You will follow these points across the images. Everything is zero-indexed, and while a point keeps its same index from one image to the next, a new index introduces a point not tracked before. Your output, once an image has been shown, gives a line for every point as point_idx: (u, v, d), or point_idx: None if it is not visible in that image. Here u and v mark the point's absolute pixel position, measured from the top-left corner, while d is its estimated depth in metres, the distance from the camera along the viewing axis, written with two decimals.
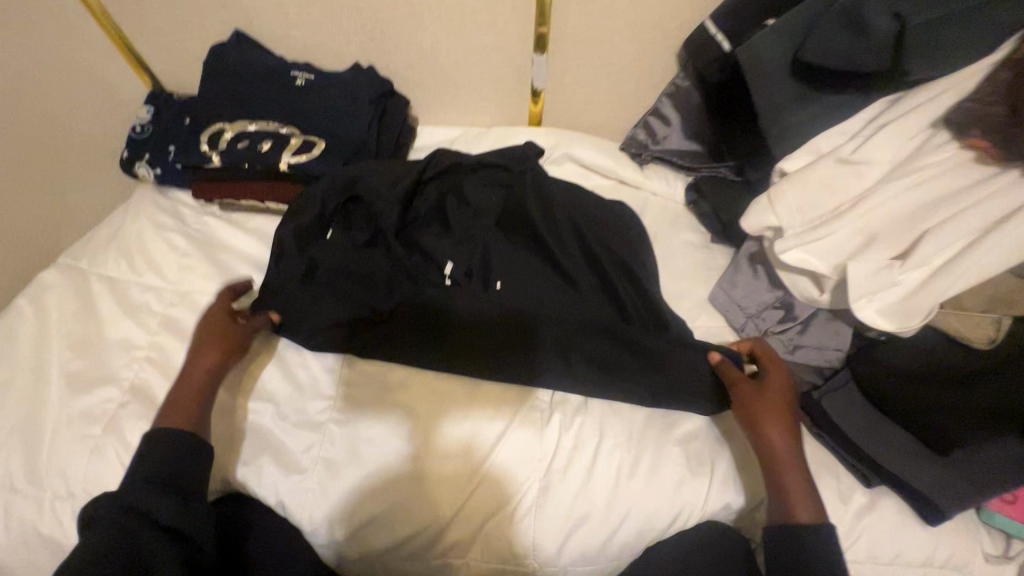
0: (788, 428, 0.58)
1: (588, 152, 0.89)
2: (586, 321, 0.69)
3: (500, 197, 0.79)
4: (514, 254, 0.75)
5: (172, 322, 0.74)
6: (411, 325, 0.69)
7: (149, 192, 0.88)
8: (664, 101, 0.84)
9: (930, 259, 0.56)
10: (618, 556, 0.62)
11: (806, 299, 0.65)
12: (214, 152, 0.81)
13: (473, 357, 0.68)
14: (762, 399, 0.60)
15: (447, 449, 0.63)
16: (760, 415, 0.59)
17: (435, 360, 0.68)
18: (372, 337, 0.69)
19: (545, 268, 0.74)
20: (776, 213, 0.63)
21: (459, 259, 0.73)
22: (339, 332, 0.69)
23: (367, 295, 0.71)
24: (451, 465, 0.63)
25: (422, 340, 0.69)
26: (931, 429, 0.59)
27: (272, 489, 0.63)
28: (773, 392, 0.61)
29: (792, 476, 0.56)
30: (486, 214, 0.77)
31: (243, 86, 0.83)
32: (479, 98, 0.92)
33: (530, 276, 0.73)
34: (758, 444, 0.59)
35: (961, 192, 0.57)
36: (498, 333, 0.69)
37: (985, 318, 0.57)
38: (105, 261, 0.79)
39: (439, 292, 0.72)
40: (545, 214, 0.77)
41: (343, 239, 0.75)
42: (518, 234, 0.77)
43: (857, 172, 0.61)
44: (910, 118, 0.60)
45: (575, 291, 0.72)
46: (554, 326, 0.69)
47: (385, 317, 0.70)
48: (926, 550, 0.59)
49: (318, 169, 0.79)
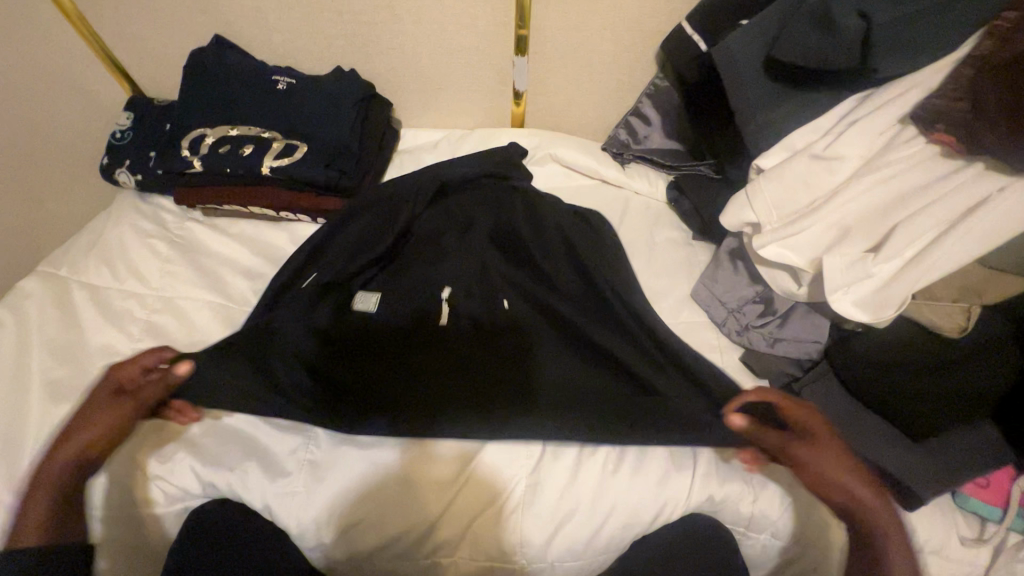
0: (855, 470, 0.54)
1: (571, 152, 0.90)
2: (569, 330, 0.72)
3: (487, 213, 0.80)
4: (504, 266, 0.77)
5: (155, 328, 0.74)
6: (385, 342, 0.71)
7: (130, 198, 0.88)
8: (645, 102, 0.87)
9: (903, 251, 0.57)
10: (605, 551, 0.62)
11: (785, 293, 0.67)
12: (195, 157, 0.81)
13: (446, 364, 0.69)
14: (807, 453, 0.56)
15: (437, 449, 0.64)
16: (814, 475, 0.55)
17: (429, 371, 0.68)
18: (360, 358, 0.70)
19: (515, 280, 0.76)
20: (755, 210, 0.64)
21: (448, 271, 0.75)
22: (309, 350, 0.70)
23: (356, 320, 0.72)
24: (443, 465, 0.64)
25: (408, 360, 0.69)
26: (913, 416, 0.60)
27: (259, 494, 0.63)
28: (824, 436, 0.56)
29: (886, 527, 0.52)
30: (478, 232, 0.78)
31: (224, 90, 0.83)
32: (463, 100, 0.92)
33: (499, 289, 0.75)
34: (836, 498, 0.54)
35: (928, 186, 0.59)
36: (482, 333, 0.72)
37: (959, 309, 0.59)
38: (86, 269, 0.79)
39: (420, 301, 0.73)
40: (530, 223, 0.80)
41: (337, 258, 0.76)
42: (510, 248, 0.79)
43: (829, 168, 0.62)
44: (879, 115, 0.61)
45: (544, 306, 0.73)
46: (544, 332, 0.72)
47: (365, 334, 0.72)
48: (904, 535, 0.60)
49: (302, 172, 0.79)
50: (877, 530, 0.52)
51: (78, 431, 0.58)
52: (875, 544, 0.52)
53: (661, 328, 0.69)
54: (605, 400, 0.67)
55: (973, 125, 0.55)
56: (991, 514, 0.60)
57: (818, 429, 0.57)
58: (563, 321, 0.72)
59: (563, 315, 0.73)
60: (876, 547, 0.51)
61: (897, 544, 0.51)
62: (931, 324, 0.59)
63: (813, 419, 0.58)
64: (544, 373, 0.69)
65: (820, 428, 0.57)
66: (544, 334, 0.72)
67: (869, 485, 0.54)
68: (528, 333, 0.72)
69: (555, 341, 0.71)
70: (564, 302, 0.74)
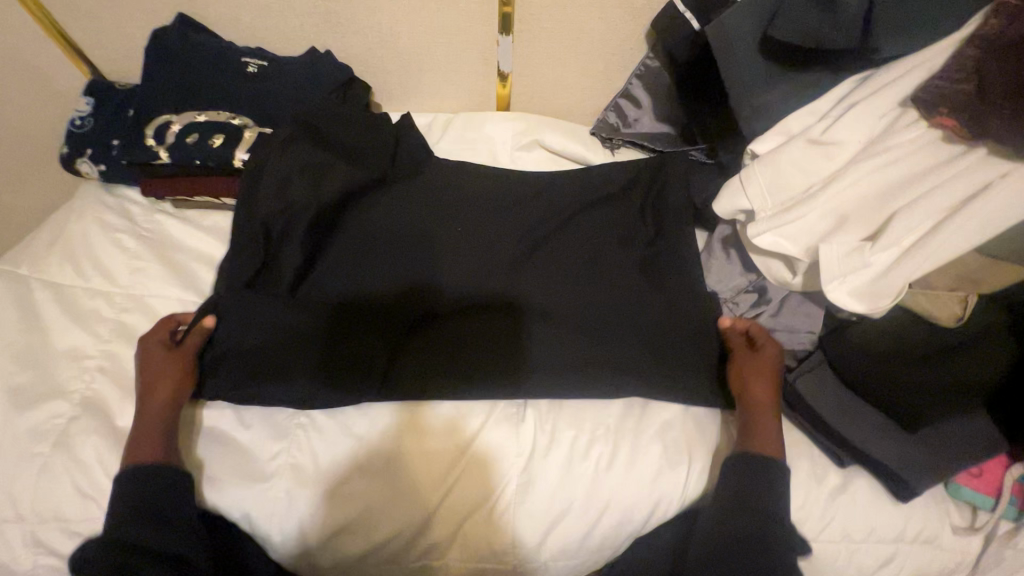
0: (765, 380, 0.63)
1: (556, 137, 0.86)
2: (637, 213, 0.76)
3: (619, 168, 0.79)
4: (605, 180, 0.79)
5: (125, 329, 0.71)
6: (351, 366, 0.64)
7: (93, 189, 0.83)
8: (635, 83, 0.84)
9: (900, 240, 0.56)
10: (599, 548, 0.62)
11: (780, 282, 0.65)
12: (161, 147, 0.76)
13: (435, 190, 0.78)
14: (756, 372, 0.64)
15: (436, 439, 0.63)
16: (752, 376, 0.63)
17: (455, 201, 0.78)
18: (376, 191, 0.77)
19: (441, 206, 0.77)
20: (748, 196, 0.63)
21: (534, 207, 0.77)
22: (364, 182, 0.76)
23: (415, 209, 0.77)
24: (425, 471, 0.62)
25: (560, 193, 0.78)
26: (907, 408, 0.59)
27: (219, 432, 0.64)
28: (767, 362, 0.64)
29: (762, 421, 0.61)
30: (610, 181, 0.78)
31: (193, 76, 0.79)
32: (446, 82, 0.89)
33: (507, 206, 0.77)
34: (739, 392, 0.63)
35: (932, 170, 0.57)
36: (389, 330, 0.67)
37: (954, 298, 0.58)
38: (48, 266, 0.75)
39: (386, 213, 0.76)
40: (675, 211, 0.75)
41: (403, 165, 0.79)
42: (632, 207, 0.77)
43: (825, 154, 0.61)
44: (878, 98, 0.59)
45: (527, 196, 0.78)
46: (621, 239, 0.75)
47: (392, 326, 0.67)
48: (813, 536, 0.60)
49: (267, 159, 0.75)
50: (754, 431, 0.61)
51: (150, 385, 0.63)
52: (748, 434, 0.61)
53: (780, 194, 0.62)
54: (642, 277, 0.72)
55: (976, 108, 0.53)
56: (985, 503, 0.59)
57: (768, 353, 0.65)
58: (654, 257, 0.73)
59: (564, 234, 0.75)
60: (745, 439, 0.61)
61: (768, 434, 0.60)
62: (928, 313, 0.59)
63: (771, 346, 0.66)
64: (564, 215, 0.76)
65: (767, 350, 0.65)
66: (603, 218, 0.76)
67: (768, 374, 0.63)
68: (621, 351, 0.66)
69: (515, 214, 0.77)
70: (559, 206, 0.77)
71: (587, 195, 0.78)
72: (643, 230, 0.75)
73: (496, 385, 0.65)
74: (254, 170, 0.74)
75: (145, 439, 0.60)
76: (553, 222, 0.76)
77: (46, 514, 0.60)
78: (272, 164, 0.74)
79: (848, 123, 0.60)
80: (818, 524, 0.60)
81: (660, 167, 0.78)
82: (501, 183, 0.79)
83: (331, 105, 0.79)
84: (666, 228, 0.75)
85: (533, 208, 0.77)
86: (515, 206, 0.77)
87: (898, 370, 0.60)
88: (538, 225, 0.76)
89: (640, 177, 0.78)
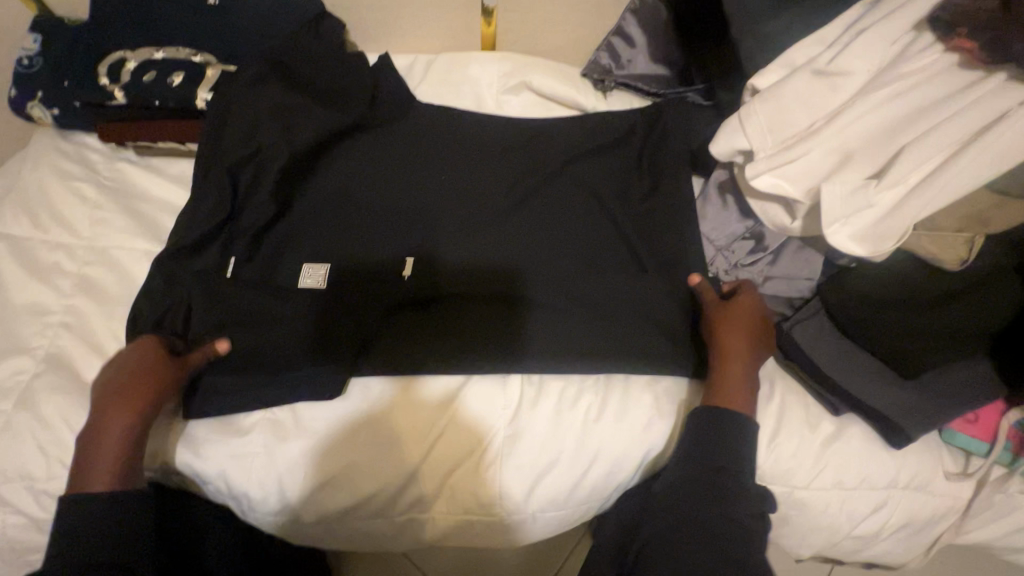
0: (750, 337, 0.59)
1: (546, 78, 0.80)
2: (629, 157, 0.72)
3: (613, 114, 0.75)
4: (593, 125, 0.75)
5: (88, 283, 0.67)
6: (326, 327, 0.61)
7: (47, 136, 0.77)
8: (629, 19, 0.77)
9: (905, 177, 0.52)
10: (588, 500, 0.60)
11: (777, 228, 0.61)
12: (116, 86, 0.70)
13: (416, 137, 0.73)
14: (731, 321, 0.59)
15: (425, 388, 0.61)
16: (724, 327, 0.59)
17: (439, 148, 0.73)
18: (351, 142, 0.72)
19: (422, 157, 0.72)
20: (747, 134, 0.58)
21: (522, 155, 0.73)
22: (337, 126, 0.70)
23: (396, 163, 0.71)
24: (430, 409, 0.60)
25: (545, 141, 0.74)
26: (904, 354, 0.57)
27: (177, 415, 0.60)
28: (744, 309, 0.60)
29: (738, 376, 0.58)
30: (601, 127, 0.74)
31: (155, 14, 0.74)
32: (428, 19, 0.83)
33: (493, 152, 0.73)
34: (717, 347, 0.59)
35: (947, 99, 0.54)
36: (375, 295, 0.63)
37: (962, 240, 0.55)
38: (2, 218, 0.70)
39: (363, 166, 0.71)
40: (665, 157, 0.72)
41: (377, 110, 0.73)
42: (623, 153, 0.73)
43: (833, 86, 0.57)
44: (891, 24, 0.55)
45: (513, 142, 0.74)
46: (613, 185, 0.71)
47: (378, 279, 0.65)
48: (806, 484, 0.59)
49: (230, 99, 0.69)
50: (731, 380, 0.58)
51: (122, 400, 0.54)
52: (725, 386, 0.57)
53: (781, 133, 0.57)
54: (631, 226, 0.68)
55: (1000, 28, 0.49)
56: (979, 449, 0.58)
57: (745, 303, 0.61)
58: (647, 203, 0.69)
59: (554, 184, 0.71)
60: (721, 392, 0.57)
61: (744, 385, 0.57)
62: (929, 256, 0.56)
63: (749, 297, 0.61)
64: (555, 161, 0.72)
65: (743, 298, 0.62)
66: (593, 165, 0.72)
67: (749, 330, 0.59)
68: (609, 304, 0.63)
69: (501, 161, 0.72)
70: (549, 151, 0.73)
71: (574, 141, 0.73)
72: (636, 175, 0.71)
73: (482, 350, 0.61)
74: (218, 112, 0.69)
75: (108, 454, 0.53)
76: (541, 170, 0.72)
77: (10, 474, 0.57)
78: (237, 108, 0.69)
79: (858, 51, 0.56)
80: (811, 471, 0.59)
81: (657, 117, 0.74)
82: (487, 131, 0.74)
83: (303, 42, 0.73)
84: (658, 174, 0.71)
85: (520, 154, 0.73)
86: (502, 155, 0.73)
87: (901, 318, 0.57)
88: (526, 174, 0.71)
89: (634, 121, 0.74)
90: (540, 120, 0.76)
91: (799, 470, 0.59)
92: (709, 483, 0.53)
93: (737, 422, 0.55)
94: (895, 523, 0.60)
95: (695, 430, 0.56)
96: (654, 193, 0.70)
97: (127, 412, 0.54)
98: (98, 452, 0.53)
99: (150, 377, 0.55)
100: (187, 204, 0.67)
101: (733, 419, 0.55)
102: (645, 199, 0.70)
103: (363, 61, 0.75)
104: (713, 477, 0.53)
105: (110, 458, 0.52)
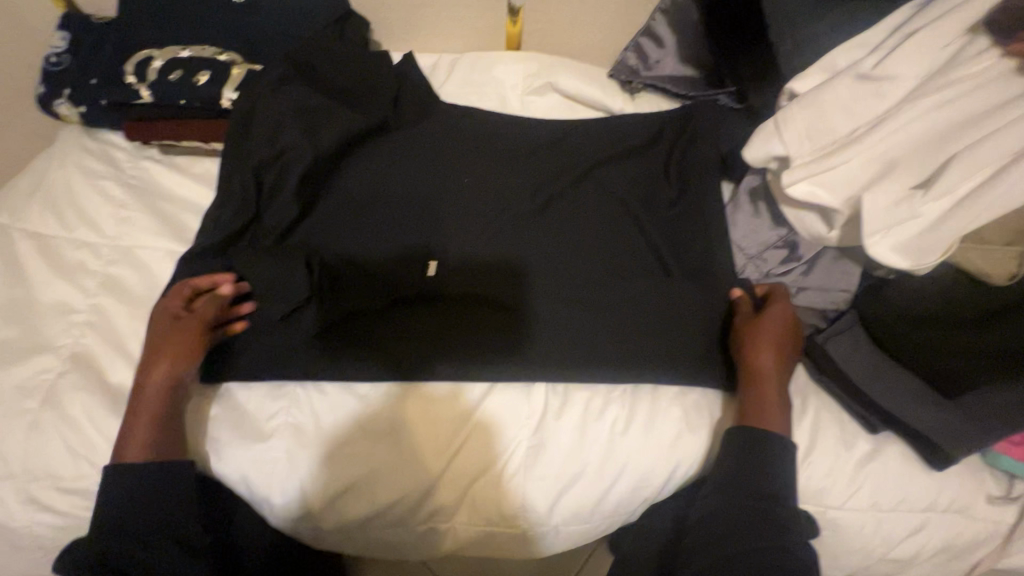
0: (780, 353, 0.57)
1: (573, 79, 0.78)
2: (660, 162, 0.70)
3: (642, 117, 0.73)
4: (621, 128, 0.73)
5: (113, 283, 0.67)
6: (350, 332, 0.61)
7: (74, 134, 0.77)
8: (658, 18, 0.76)
9: (956, 187, 0.49)
10: (612, 514, 0.59)
11: (813, 237, 0.59)
12: (142, 84, 0.70)
13: (440, 138, 0.72)
14: (761, 329, 0.58)
15: (439, 397, 0.60)
16: (755, 342, 0.57)
17: (463, 150, 0.72)
18: (374, 144, 0.71)
19: (446, 159, 0.71)
20: (783, 141, 0.56)
21: (548, 158, 0.71)
22: (360, 125, 0.69)
23: (418, 164, 0.70)
24: (444, 416, 0.59)
25: (573, 143, 0.72)
26: (943, 372, 0.55)
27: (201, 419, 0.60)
28: (774, 323, 0.58)
29: (769, 394, 0.56)
30: (629, 130, 0.73)
31: (182, 13, 0.74)
32: (453, 18, 0.81)
33: (519, 155, 0.72)
34: (747, 362, 0.57)
35: (1002, 106, 0.51)
36: (396, 300, 0.63)
37: (1011, 254, 0.52)
38: (30, 216, 0.71)
39: (386, 168, 0.70)
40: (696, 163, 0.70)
41: (400, 110, 0.73)
42: (653, 156, 0.71)
43: (877, 91, 0.54)
44: (939, 28, 0.53)
45: (540, 145, 0.72)
46: (642, 190, 0.69)
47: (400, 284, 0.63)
48: (841, 504, 0.57)
49: (254, 98, 0.69)
50: (763, 399, 0.56)
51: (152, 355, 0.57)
52: (757, 405, 0.56)
53: (820, 139, 0.56)
54: (659, 232, 0.66)
55: None
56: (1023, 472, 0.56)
57: (775, 317, 0.59)
58: (677, 209, 0.68)
59: (582, 187, 0.69)
60: (755, 411, 0.56)
61: (776, 404, 0.56)
62: (977, 271, 0.54)
63: (778, 311, 0.60)
64: (582, 164, 0.71)
65: (775, 305, 0.60)
66: (621, 169, 0.70)
67: (779, 345, 0.58)
68: (638, 312, 0.62)
69: (527, 164, 0.71)
70: (576, 154, 0.71)
71: (602, 144, 0.72)
72: (666, 180, 0.69)
73: (506, 359, 0.60)
74: (243, 112, 0.69)
75: (139, 420, 0.55)
76: (567, 173, 0.70)
77: (36, 472, 0.57)
78: (261, 107, 0.68)
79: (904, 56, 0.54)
80: (846, 491, 0.57)
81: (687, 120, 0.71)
82: (513, 133, 0.73)
83: (328, 41, 0.73)
84: (689, 179, 0.69)
85: (546, 157, 0.71)
86: (528, 157, 0.72)
87: (944, 339, 0.56)
88: (553, 178, 0.70)
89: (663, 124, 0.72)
90: (567, 122, 0.74)
91: (834, 489, 0.57)
92: (744, 503, 0.52)
93: (775, 445, 0.53)
94: (934, 547, 0.57)
95: (731, 452, 0.54)
96: (684, 198, 0.68)
97: (155, 365, 0.56)
98: (137, 408, 0.55)
99: (173, 333, 0.58)
100: (213, 204, 0.67)
101: (769, 441, 0.53)
102: (675, 205, 0.68)
103: (388, 61, 0.74)
104: (749, 500, 0.52)
105: (153, 407, 0.55)
